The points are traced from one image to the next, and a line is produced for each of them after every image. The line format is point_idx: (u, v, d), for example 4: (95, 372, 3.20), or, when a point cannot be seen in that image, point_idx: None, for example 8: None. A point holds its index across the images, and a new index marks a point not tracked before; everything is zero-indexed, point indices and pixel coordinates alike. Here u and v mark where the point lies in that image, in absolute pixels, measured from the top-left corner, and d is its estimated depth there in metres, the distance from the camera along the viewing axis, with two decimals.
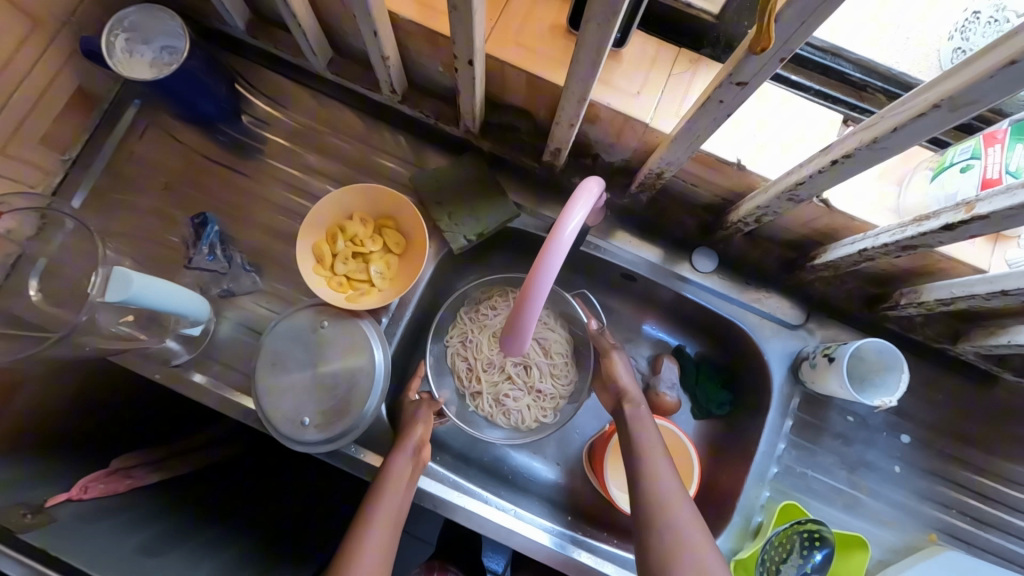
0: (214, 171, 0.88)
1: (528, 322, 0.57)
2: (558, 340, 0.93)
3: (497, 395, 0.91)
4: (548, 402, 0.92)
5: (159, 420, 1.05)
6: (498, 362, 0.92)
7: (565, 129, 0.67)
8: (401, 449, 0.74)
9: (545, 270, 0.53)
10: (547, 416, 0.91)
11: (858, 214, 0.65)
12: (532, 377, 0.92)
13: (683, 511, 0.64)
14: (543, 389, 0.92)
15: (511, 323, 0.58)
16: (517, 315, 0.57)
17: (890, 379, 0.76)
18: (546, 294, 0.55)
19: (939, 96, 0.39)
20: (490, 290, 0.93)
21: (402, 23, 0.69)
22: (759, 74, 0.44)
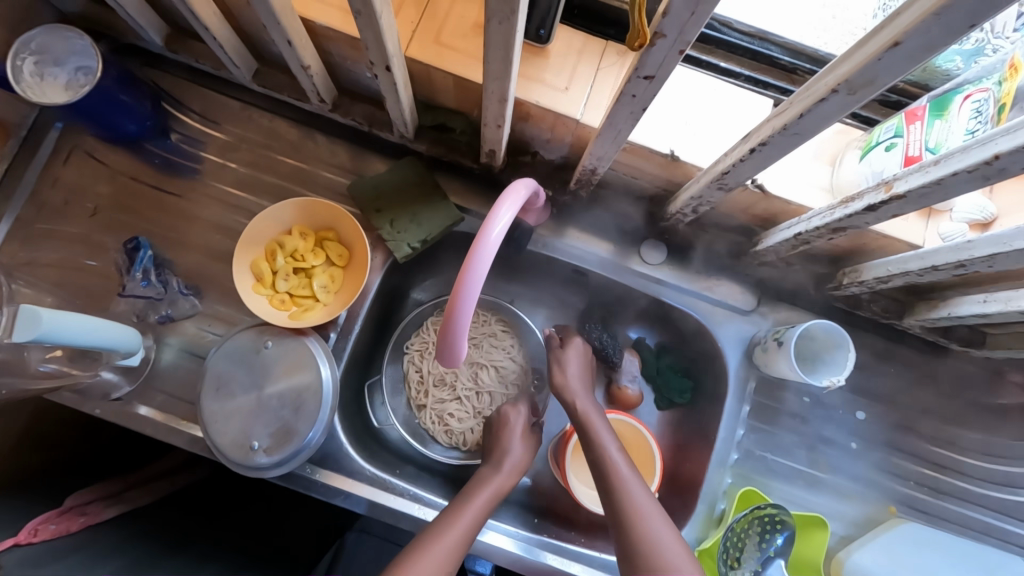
0: (143, 192, 0.85)
1: (459, 333, 0.55)
2: (513, 370, 0.93)
3: (441, 412, 0.91)
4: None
5: (105, 456, 1.03)
6: (450, 382, 0.92)
7: (494, 130, 0.66)
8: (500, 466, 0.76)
9: (472, 274, 0.52)
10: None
11: (793, 197, 0.65)
12: (482, 402, 0.92)
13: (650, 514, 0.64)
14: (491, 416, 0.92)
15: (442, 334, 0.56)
16: (446, 324, 0.55)
17: (838, 357, 0.76)
18: (474, 304, 0.53)
19: (836, 80, 0.38)
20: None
21: (319, 29, 0.67)
22: (663, 66, 0.43)
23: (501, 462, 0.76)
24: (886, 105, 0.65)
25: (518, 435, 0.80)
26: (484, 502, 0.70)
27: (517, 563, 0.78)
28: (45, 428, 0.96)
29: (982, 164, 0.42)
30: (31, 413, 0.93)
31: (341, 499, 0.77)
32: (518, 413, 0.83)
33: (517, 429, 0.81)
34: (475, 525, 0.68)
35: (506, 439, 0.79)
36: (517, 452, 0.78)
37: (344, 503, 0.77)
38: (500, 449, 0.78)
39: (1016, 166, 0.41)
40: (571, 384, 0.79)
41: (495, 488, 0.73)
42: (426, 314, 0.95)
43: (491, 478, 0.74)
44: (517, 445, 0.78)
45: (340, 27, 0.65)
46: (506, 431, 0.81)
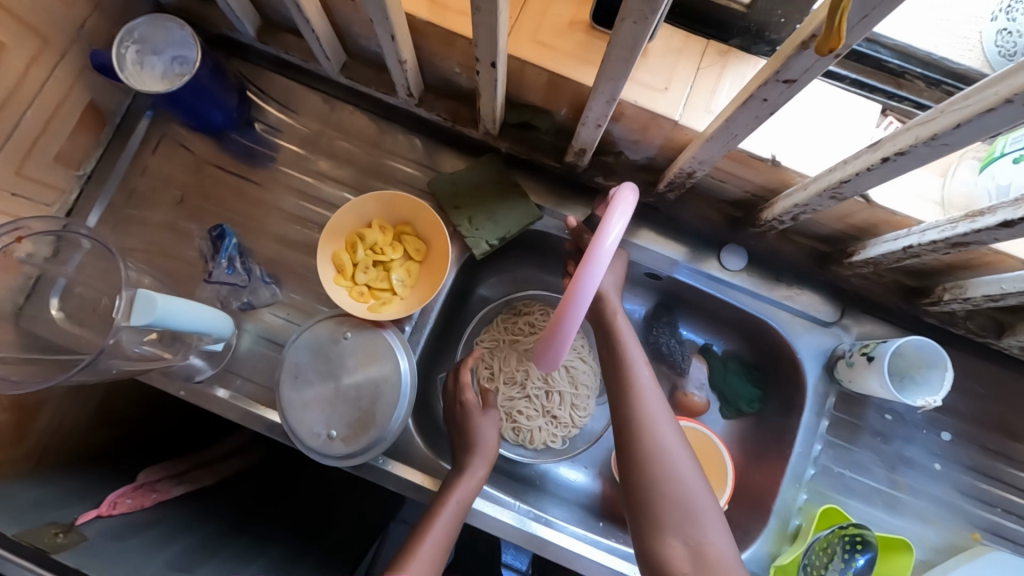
0: (226, 180, 0.86)
1: (566, 336, 0.55)
2: (584, 372, 0.93)
3: (511, 410, 0.91)
4: (561, 429, 0.92)
5: (176, 429, 1.08)
6: (520, 379, 0.92)
7: (591, 130, 0.65)
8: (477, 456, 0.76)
9: (588, 269, 0.51)
10: (556, 443, 0.91)
11: (903, 209, 0.62)
12: (552, 402, 0.92)
13: (668, 431, 0.64)
14: (560, 417, 0.92)
15: (545, 335, 0.56)
16: (553, 328, 0.55)
17: (932, 377, 0.73)
18: (587, 306, 0.53)
19: (1012, 90, 0.36)
20: (536, 303, 0.94)
21: (417, 24, 0.66)
22: (809, 70, 0.41)
23: (472, 457, 0.76)
24: None
25: (487, 430, 0.79)
26: (463, 499, 0.72)
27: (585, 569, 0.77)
28: (115, 408, 0.98)
29: None
30: (102, 394, 0.95)
31: (413, 493, 0.77)
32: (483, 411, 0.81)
33: (488, 425, 0.79)
34: (454, 526, 0.71)
35: (476, 425, 0.79)
36: (492, 435, 0.79)
37: (415, 496, 0.78)
38: (466, 442, 0.78)
39: None
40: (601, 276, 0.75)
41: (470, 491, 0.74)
42: (495, 310, 0.95)
43: (469, 474, 0.74)
44: (490, 428, 0.79)
45: (440, 22, 0.65)
46: (472, 425, 0.79)
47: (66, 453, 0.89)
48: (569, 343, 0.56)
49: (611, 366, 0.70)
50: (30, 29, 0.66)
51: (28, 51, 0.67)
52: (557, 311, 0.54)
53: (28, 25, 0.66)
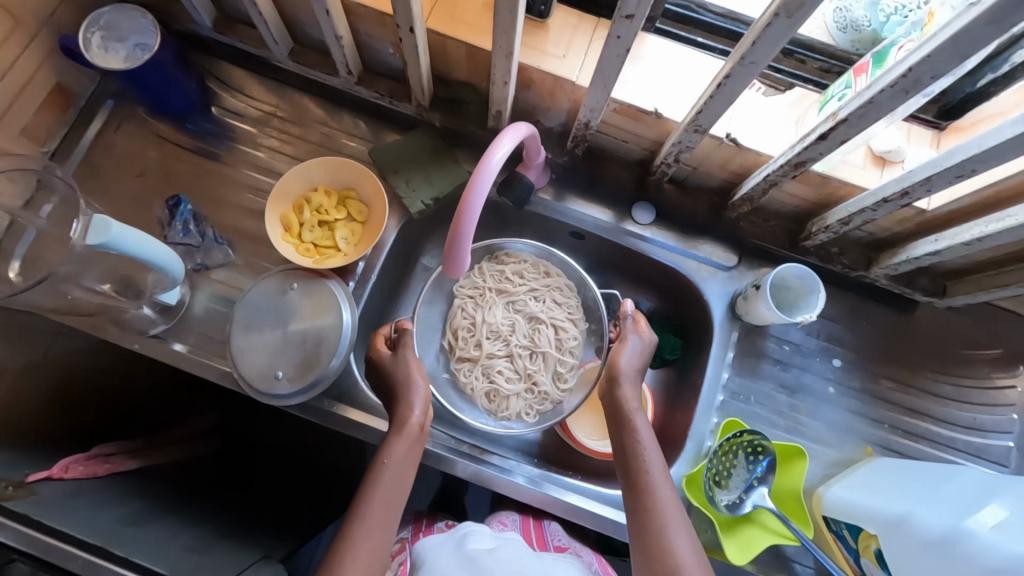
0: (184, 157, 0.94)
1: (463, 247, 0.66)
2: (572, 338, 0.94)
3: (487, 370, 0.92)
4: (539, 398, 0.93)
5: (146, 411, 1.10)
6: (504, 340, 0.94)
7: (501, 87, 0.76)
8: (409, 410, 0.76)
9: (473, 196, 0.62)
10: (532, 415, 0.93)
11: (762, 147, 0.76)
12: (534, 370, 0.93)
13: (675, 516, 0.66)
14: (538, 386, 0.93)
15: (448, 246, 0.66)
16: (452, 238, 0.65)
17: (811, 300, 0.84)
18: (478, 214, 0.63)
19: (775, 7, 0.49)
20: (518, 258, 0.97)
21: (352, 6, 0.77)
22: (640, 5, 0.53)
23: (403, 408, 0.77)
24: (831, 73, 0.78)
25: (415, 373, 0.79)
26: (399, 459, 0.73)
27: (525, 497, 0.84)
28: (73, 391, 0.97)
29: (900, 77, 0.50)
30: (61, 376, 0.95)
31: (356, 431, 0.83)
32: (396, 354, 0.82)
33: (410, 368, 0.80)
34: (395, 484, 0.72)
35: (405, 375, 0.79)
36: (422, 386, 0.79)
37: (358, 434, 0.83)
38: (398, 389, 0.79)
39: (926, 75, 0.49)
40: (624, 377, 0.79)
41: (407, 456, 0.74)
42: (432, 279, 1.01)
43: (399, 435, 0.74)
44: (420, 378, 0.79)
45: (370, 3, 0.76)
46: (396, 372, 0.80)
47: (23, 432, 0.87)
48: (469, 249, 0.67)
49: (628, 457, 0.73)
50: (3, 11, 0.75)
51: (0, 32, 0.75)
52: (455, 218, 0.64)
53: (3, 7, 0.75)
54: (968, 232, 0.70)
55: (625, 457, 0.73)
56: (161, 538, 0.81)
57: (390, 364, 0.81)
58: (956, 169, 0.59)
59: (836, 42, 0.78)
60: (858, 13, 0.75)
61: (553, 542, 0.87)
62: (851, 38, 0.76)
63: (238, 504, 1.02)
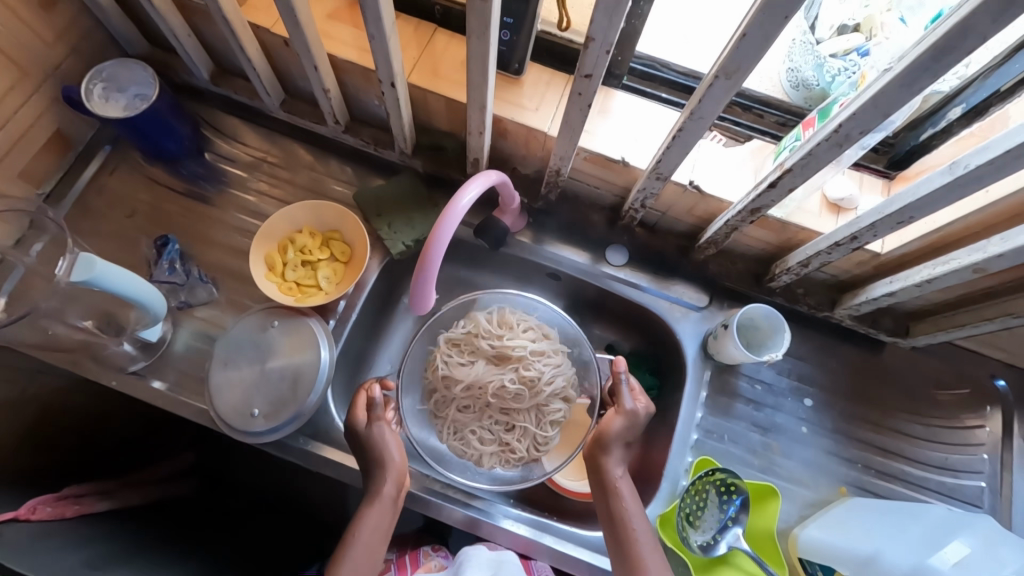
0: (174, 199, 0.98)
1: (430, 284, 0.69)
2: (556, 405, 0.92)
3: (460, 429, 0.92)
4: (514, 458, 0.92)
5: (120, 450, 1.09)
6: (478, 403, 0.92)
7: (478, 137, 0.81)
8: (386, 479, 0.76)
9: (439, 248, 0.66)
10: (509, 470, 0.92)
11: (722, 194, 0.80)
12: (511, 433, 0.92)
13: None
14: (514, 449, 0.91)
15: (414, 283, 0.69)
16: (419, 275, 0.68)
17: (778, 339, 0.87)
18: (444, 254, 0.67)
19: (716, 69, 0.54)
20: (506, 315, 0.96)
21: (340, 63, 0.83)
22: (596, 65, 0.59)
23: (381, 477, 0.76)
24: (783, 125, 0.85)
25: (392, 444, 0.79)
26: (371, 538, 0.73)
27: (508, 540, 0.83)
28: (46, 431, 0.97)
29: (831, 132, 0.56)
30: (36, 418, 0.94)
31: (332, 470, 0.83)
32: (374, 423, 0.79)
33: (386, 437, 0.79)
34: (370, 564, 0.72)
35: (380, 447, 0.78)
36: (398, 456, 0.78)
37: (334, 473, 0.83)
38: (374, 459, 0.78)
39: (854, 131, 0.54)
40: (612, 443, 0.76)
41: (381, 529, 0.74)
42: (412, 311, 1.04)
43: (375, 508, 0.75)
44: (395, 448, 0.79)
45: (356, 60, 0.82)
46: (373, 440, 0.79)
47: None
48: (435, 288, 0.70)
49: (613, 535, 0.72)
50: (12, 65, 0.80)
51: (7, 83, 0.80)
52: (421, 258, 0.68)
53: (12, 61, 0.80)
54: (917, 274, 0.74)
55: (612, 533, 0.72)
56: None
57: (365, 432, 0.79)
58: (896, 216, 0.64)
59: (789, 98, 0.84)
60: (808, 73, 0.79)
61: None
62: (803, 95, 0.82)
63: (206, 548, 1.00)
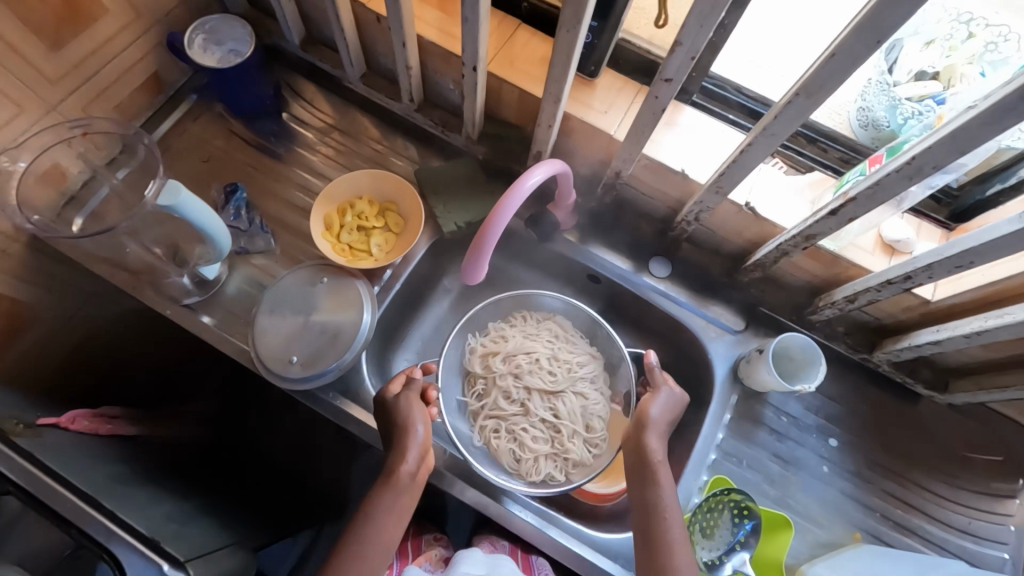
0: (248, 152, 1.04)
1: (484, 256, 0.72)
2: (596, 401, 0.96)
3: (510, 424, 0.94)
4: (569, 459, 0.93)
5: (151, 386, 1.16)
6: (520, 394, 0.95)
7: (546, 131, 0.84)
8: (408, 450, 0.78)
9: (500, 217, 0.69)
10: (565, 476, 0.92)
11: (777, 218, 0.81)
12: (561, 431, 0.94)
13: None
14: (569, 449, 0.93)
15: (470, 253, 0.73)
16: (477, 244, 0.72)
17: (813, 372, 0.86)
18: (505, 225, 0.70)
19: (797, 87, 0.56)
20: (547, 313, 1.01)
21: (425, 44, 0.88)
22: (678, 71, 0.61)
23: (402, 448, 0.78)
24: (844, 159, 0.85)
25: (417, 418, 0.79)
26: (384, 507, 0.75)
27: (515, 527, 0.84)
28: (86, 355, 1.03)
29: (904, 164, 0.56)
30: (79, 342, 1.02)
31: (356, 428, 0.86)
32: (405, 395, 0.82)
33: (414, 409, 0.80)
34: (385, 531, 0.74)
35: (404, 421, 0.80)
36: (421, 433, 0.79)
37: (358, 432, 0.86)
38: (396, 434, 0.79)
39: (927, 165, 0.55)
40: (653, 439, 0.79)
41: (395, 504, 0.75)
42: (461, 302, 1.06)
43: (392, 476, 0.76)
44: (422, 424, 0.79)
45: (442, 43, 0.86)
46: (401, 411, 0.80)
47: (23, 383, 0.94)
48: (489, 259, 0.73)
49: (647, 528, 0.73)
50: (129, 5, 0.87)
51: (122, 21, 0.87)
52: (482, 229, 0.71)
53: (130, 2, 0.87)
54: (966, 325, 0.73)
55: (647, 526, 0.73)
56: (139, 505, 0.83)
57: (393, 405, 0.81)
58: (955, 259, 0.64)
59: (855, 137, 0.84)
60: (879, 113, 0.80)
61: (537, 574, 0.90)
62: (871, 135, 0.82)
63: (215, 490, 1.06)
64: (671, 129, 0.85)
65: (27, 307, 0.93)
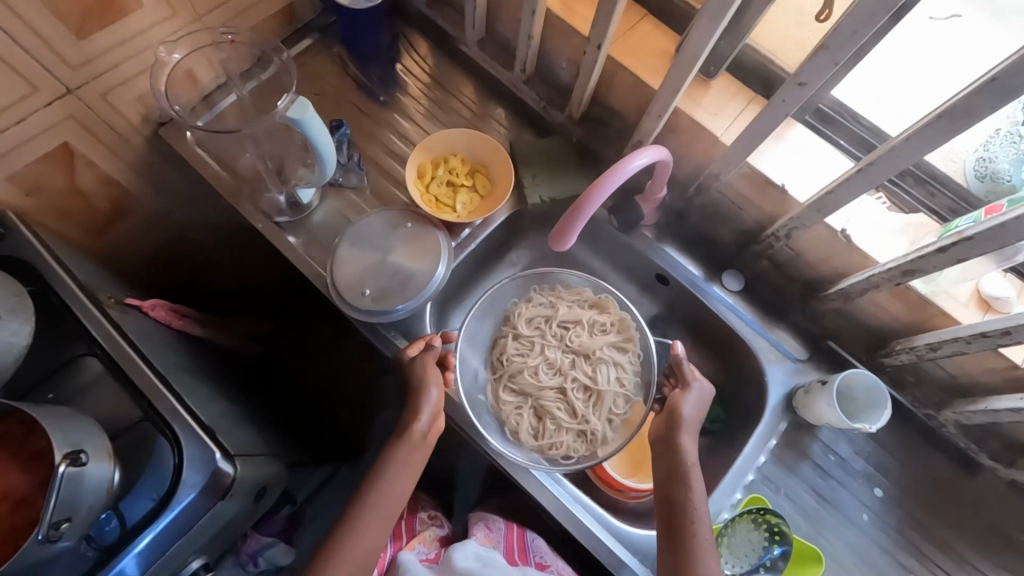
0: (356, 93, 1.08)
1: (577, 225, 0.75)
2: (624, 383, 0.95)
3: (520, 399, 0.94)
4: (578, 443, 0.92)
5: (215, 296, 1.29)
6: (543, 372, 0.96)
7: (653, 121, 0.85)
8: (421, 413, 0.82)
9: (601, 189, 0.72)
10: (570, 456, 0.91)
11: (872, 251, 0.80)
12: (570, 413, 0.94)
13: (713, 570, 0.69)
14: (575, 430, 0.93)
15: (563, 221, 0.75)
16: (572, 212, 0.74)
17: (876, 415, 0.84)
18: (601, 201, 0.72)
19: (942, 110, 0.57)
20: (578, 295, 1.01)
21: (551, 18, 0.90)
22: (815, 76, 0.62)
23: (417, 410, 0.82)
24: (952, 209, 0.80)
25: (431, 382, 0.83)
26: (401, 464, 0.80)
27: (546, 502, 0.84)
28: (166, 254, 1.15)
29: None
30: (171, 236, 1.13)
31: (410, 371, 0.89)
32: (424, 357, 0.85)
33: (431, 374, 0.83)
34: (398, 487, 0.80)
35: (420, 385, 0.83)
36: (433, 399, 0.83)
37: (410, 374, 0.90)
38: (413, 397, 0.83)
39: None
40: (683, 435, 0.79)
41: (407, 461, 0.81)
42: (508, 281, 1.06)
43: (409, 435, 0.81)
44: (436, 389, 0.83)
45: (569, 18, 0.87)
46: (419, 373, 0.84)
47: (112, 257, 1.06)
48: (580, 230, 0.76)
49: (669, 504, 0.75)
50: None
51: None
52: (581, 198, 0.73)
53: None
54: None
55: (671, 502, 0.75)
56: (203, 397, 0.89)
57: (410, 366, 0.85)
58: None
59: (968, 186, 0.78)
60: (1001, 165, 0.74)
61: (534, 557, 0.97)
62: (987, 187, 0.76)
63: (256, 402, 1.11)
64: (779, 143, 0.84)
65: (132, 194, 1.00)
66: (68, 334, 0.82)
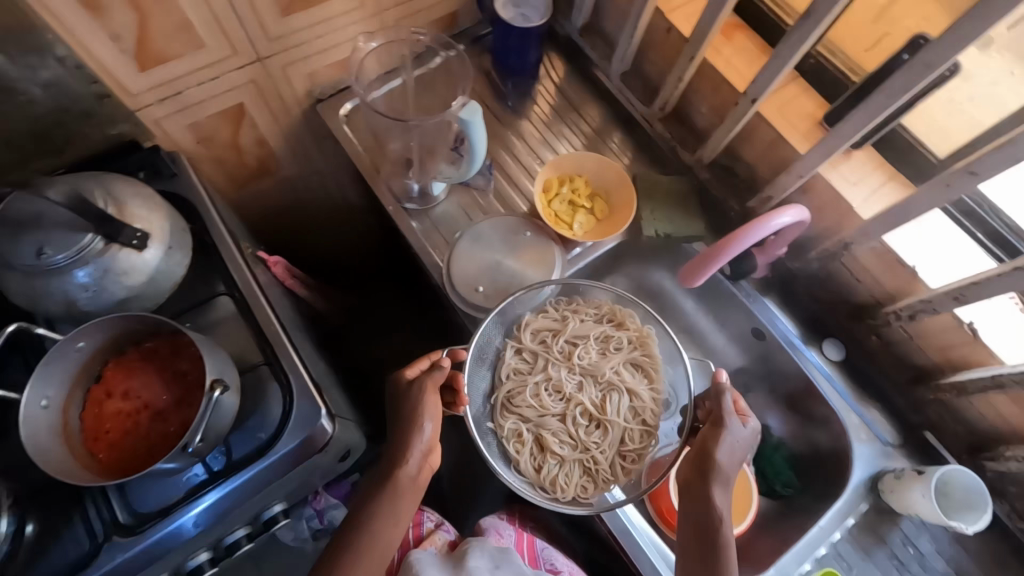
0: (492, 101, 1.14)
1: (712, 267, 0.87)
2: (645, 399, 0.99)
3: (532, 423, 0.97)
4: (592, 467, 0.96)
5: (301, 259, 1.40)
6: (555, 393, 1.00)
7: (792, 179, 0.88)
8: (414, 446, 0.78)
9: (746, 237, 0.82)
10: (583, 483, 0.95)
11: (1003, 353, 0.78)
12: (583, 437, 0.98)
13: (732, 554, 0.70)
14: (593, 457, 0.96)
15: (699, 259, 0.88)
16: (709, 254, 0.87)
17: (971, 515, 0.82)
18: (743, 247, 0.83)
19: None
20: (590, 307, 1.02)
21: (705, 66, 0.93)
22: (993, 168, 0.64)
23: (407, 438, 0.78)
24: None
25: (427, 415, 0.79)
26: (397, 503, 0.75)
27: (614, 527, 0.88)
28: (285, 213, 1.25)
29: None
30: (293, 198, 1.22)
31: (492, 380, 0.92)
32: (423, 384, 0.81)
33: (429, 408, 0.79)
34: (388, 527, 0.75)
35: (409, 419, 0.79)
36: (428, 429, 0.79)
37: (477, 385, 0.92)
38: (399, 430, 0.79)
39: None
40: (724, 452, 0.75)
41: (403, 502, 0.76)
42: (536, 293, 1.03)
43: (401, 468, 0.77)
44: (429, 422, 0.79)
45: (724, 69, 0.91)
46: (416, 403, 0.80)
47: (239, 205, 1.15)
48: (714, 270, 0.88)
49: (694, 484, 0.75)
50: None
51: None
52: (723, 242, 0.85)
53: None
54: None
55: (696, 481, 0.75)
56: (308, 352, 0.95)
57: (403, 394, 0.82)
58: None
59: None
60: None
61: (544, 564, 0.98)
62: None
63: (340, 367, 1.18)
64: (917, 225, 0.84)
65: (276, 155, 1.09)
66: (209, 272, 0.89)
